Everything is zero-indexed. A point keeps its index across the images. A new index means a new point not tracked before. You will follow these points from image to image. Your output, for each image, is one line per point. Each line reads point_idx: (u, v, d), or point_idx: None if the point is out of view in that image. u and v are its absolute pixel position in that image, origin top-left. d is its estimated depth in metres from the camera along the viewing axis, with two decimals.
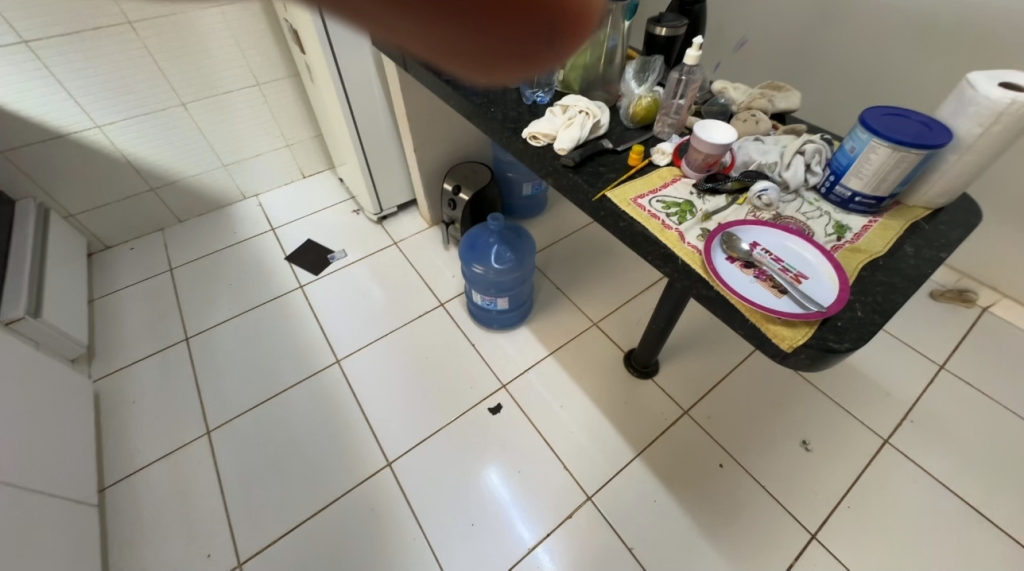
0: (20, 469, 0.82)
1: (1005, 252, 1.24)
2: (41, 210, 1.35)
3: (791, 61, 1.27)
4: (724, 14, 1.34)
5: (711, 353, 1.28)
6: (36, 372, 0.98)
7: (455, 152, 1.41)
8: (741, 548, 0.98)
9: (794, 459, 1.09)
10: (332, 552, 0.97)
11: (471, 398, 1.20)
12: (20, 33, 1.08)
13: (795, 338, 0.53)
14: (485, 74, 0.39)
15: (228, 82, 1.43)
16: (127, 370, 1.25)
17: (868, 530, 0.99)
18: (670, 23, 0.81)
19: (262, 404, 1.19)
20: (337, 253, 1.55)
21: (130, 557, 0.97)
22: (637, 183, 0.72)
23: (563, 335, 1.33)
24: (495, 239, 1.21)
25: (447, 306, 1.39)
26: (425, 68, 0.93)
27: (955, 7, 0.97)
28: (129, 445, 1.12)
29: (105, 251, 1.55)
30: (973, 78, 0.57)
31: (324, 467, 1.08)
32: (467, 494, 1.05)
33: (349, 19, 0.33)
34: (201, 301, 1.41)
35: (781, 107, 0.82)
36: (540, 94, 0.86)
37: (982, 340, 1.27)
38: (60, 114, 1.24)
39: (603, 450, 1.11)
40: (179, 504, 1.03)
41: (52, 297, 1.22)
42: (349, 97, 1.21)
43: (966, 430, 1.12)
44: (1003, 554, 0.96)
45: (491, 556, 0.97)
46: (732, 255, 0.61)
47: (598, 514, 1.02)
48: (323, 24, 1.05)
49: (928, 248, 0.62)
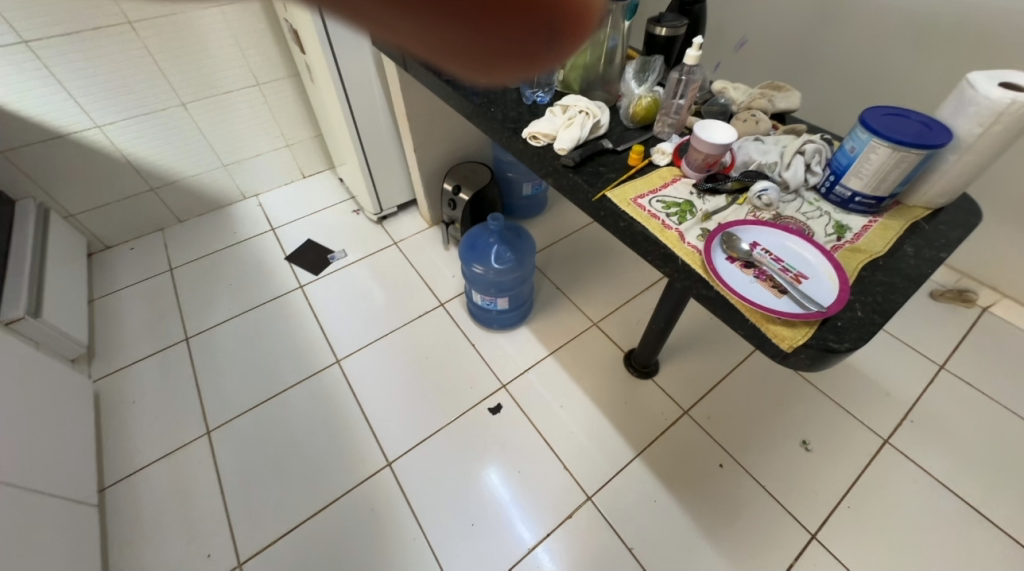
0: (20, 469, 0.82)
1: (1005, 251, 1.24)
2: (41, 210, 1.35)
3: (791, 61, 1.27)
4: (724, 14, 1.34)
5: (711, 354, 1.28)
6: (37, 371, 0.98)
7: (455, 151, 1.40)
8: (740, 548, 0.98)
9: (794, 459, 1.09)
10: (332, 552, 0.98)
11: (471, 398, 1.20)
12: (20, 33, 1.08)
13: (795, 338, 0.53)
14: (485, 73, 0.39)
15: (228, 82, 1.43)
16: (127, 370, 1.25)
17: (868, 530, 0.99)
18: (671, 23, 0.81)
19: (262, 404, 1.19)
20: (337, 253, 1.55)
21: (130, 557, 0.97)
22: (637, 183, 0.72)
23: (563, 335, 1.33)
24: (495, 239, 1.21)
25: (447, 306, 1.39)
26: (425, 68, 0.93)
27: (955, 7, 0.97)
28: (129, 445, 1.12)
29: (105, 251, 1.55)
30: (973, 78, 0.57)
31: (324, 467, 1.08)
32: (467, 495, 1.05)
33: (349, 19, 0.33)
34: (201, 301, 1.41)
35: (781, 107, 0.82)
36: (540, 94, 0.86)
37: (982, 340, 1.27)
38: (60, 114, 1.24)
39: (603, 450, 1.11)
40: (179, 504, 1.03)
41: (52, 297, 1.22)
42: (349, 98, 1.21)
43: (966, 430, 1.11)
44: (1003, 554, 0.96)
45: (491, 556, 0.97)
46: (732, 255, 0.61)
47: (598, 514, 1.02)
48: (323, 24, 1.05)
49: (928, 248, 0.62)
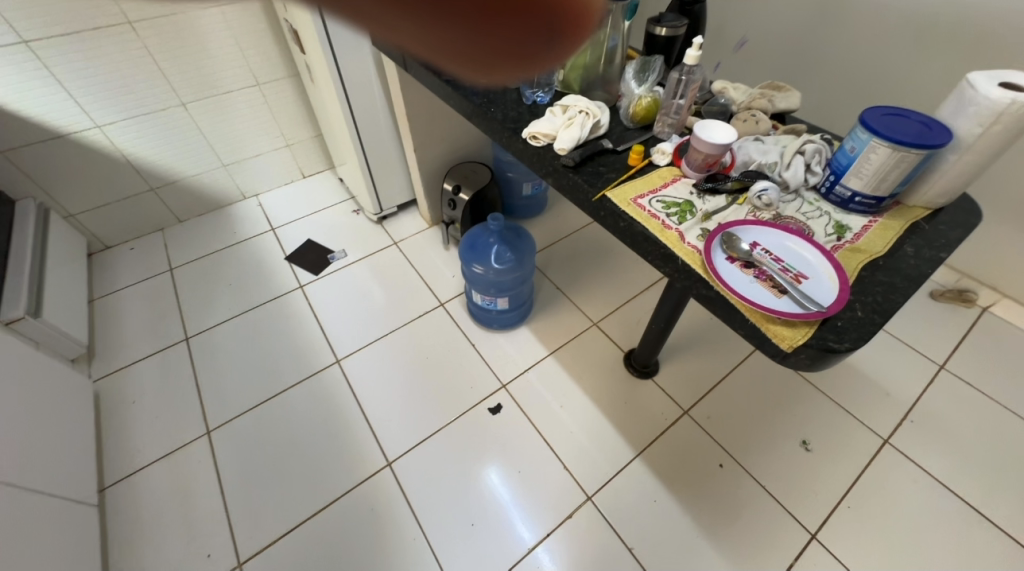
0: (20, 469, 0.82)
1: (1005, 252, 1.24)
2: (41, 210, 1.35)
3: (791, 61, 1.26)
4: (724, 14, 1.34)
5: (711, 353, 1.28)
6: (37, 371, 0.98)
7: (455, 151, 1.40)
8: (741, 548, 0.98)
9: (794, 459, 1.09)
10: (332, 552, 0.98)
11: (471, 398, 1.20)
12: (20, 33, 1.08)
13: (795, 338, 0.53)
14: (485, 73, 0.39)
15: (228, 82, 1.43)
16: (127, 371, 1.25)
17: (868, 530, 0.99)
18: (671, 23, 0.81)
19: (262, 404, 1.19)
20: (337, 253, 1.55)
21: (130, 557, 0.97)
22: (637, 183, 0.72)
23: (563, 335, 1.33)
24: (495, 239, 1.21)
25: (447, 306, 1.39)
26: (425, 68, 0.93)
27: (955, 7, 0.97)
28: (129, 445, 1.12)
29: (105, 251, 1.55)
30: (973, 78, 0.57)
31: (324, 466, 1.08)
32: (467, 494, 1.05)
33: (349, 20, 0.34)
34: (201, 301, 1.41)
35: (781, 107, 0.82)
36: (540, 94, 0.86)
37: (982, 340, 1.27)
38: (60, 114, 1.24)
39: (603, 450, 1.11)
40: (179, 504, 1.03)
41: (52, 297, 1.22)
42: (349, 98, 1.21)
43: (966, 430, 1.12)
44: (1003, 554, 0.96)
45: (491, 556, 0.97)
46: (732, 255, 0.61)
47: (598, 514, 1.02)
48: (323, 24, 1.05)
49: (928, 248, 0.62)
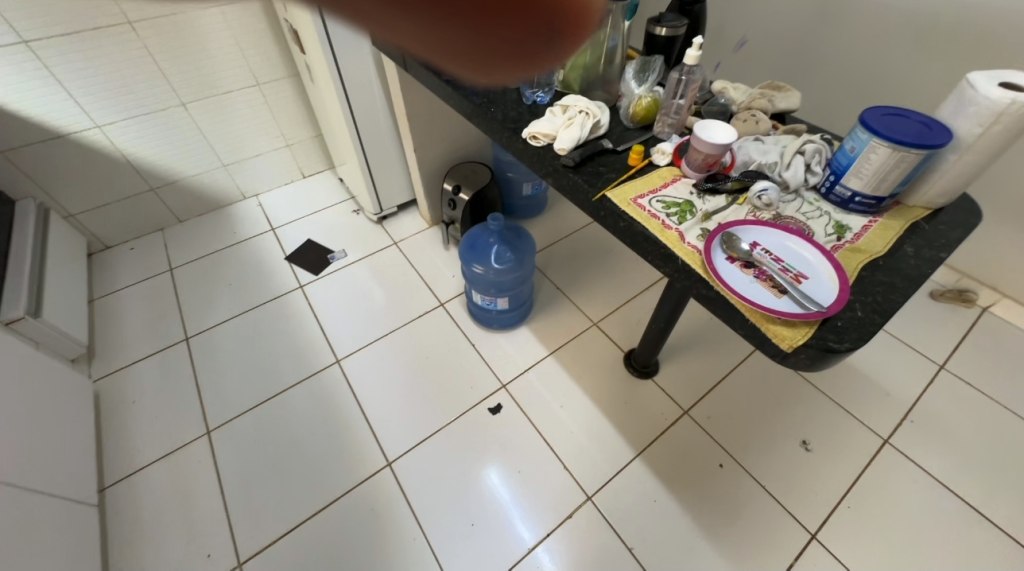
0: (20, 469, 0.82)
1: (1005, 251, 1.24)
2: (41, 210, 1.35)
3: (791, 60, 1.26)
4: (724, 14, 1.34)
5: (711, 353, 1.28)
6: (37, 371, 0.98)
7: (455, 151, 1.40)
8: (741, 548, 0.98)
9: (794, 459, 1.09)
10: (332, 552, 0.98)
11: (471, 398, 1.20)
12: (20, 33, 1.08)
13: (795, 338, 0.53)
14: (485, 73, 0.39)
15: (228, 82, 1.43)
16: (127, 370, 1.25)
17: (868, 530, 0.99)
18: (671, 23, 0.81)
19: (262, 404, 1.19)
20: (337, 253, 1.55)
21: (130, 557, 0.97)
22: (637, 183, 0.72)
23: (563, 335, 1.33)
24: (495, 239, 1.21)
25: (447, 306, 1.39)
26: (425, 67, 0.93)
27: (955, 7, 0.97)
28: (129, 445, 1.12)
29: (105, 251, 1.55)
30: (973, 78, 0.57)
31: (324, 467, 1.08)
32: (467, 495, 1.05)
33: (349, 20, 0.34)
34: (201, 301, 1.41)
35: (781, 107, 0.82)
36: (540, 94, 0.86)
37: (982, 340, 1.27)
38: (60, 114, 1.24)
39: (603, 450, 1.11)
40: (179, 504, 1.03)
41: (52, 297, 1.22)
42: (349, 98, 1.21)
43: (966, 430, 1.11)
44: (1003, 554, 0.96)
45: (491, 556, 0.97)
46: (732, 255, 0.61)
47: (598, 514, 1.02)
48: (323, 24, 1.05)
49: (928, 248, 0.62)
